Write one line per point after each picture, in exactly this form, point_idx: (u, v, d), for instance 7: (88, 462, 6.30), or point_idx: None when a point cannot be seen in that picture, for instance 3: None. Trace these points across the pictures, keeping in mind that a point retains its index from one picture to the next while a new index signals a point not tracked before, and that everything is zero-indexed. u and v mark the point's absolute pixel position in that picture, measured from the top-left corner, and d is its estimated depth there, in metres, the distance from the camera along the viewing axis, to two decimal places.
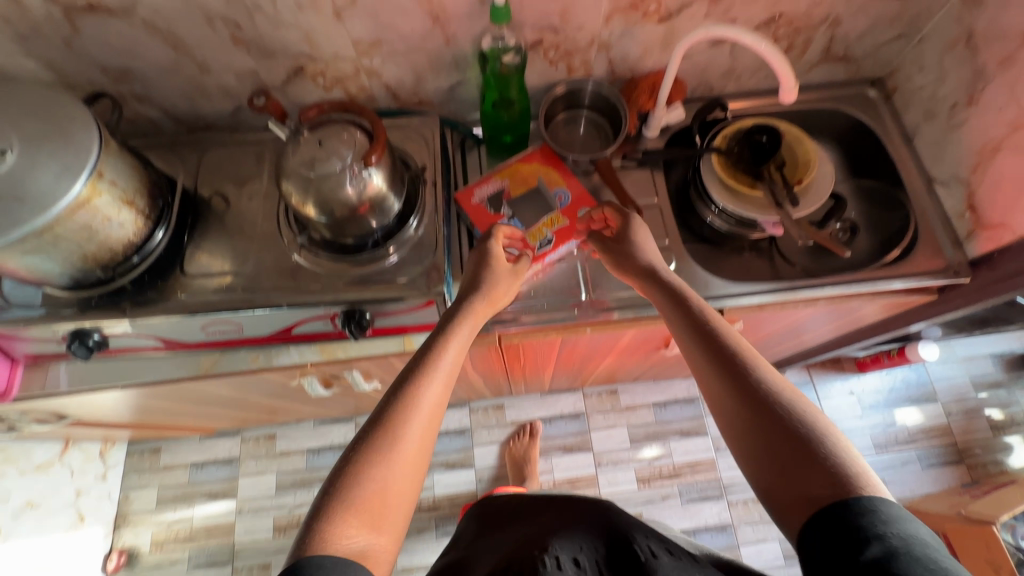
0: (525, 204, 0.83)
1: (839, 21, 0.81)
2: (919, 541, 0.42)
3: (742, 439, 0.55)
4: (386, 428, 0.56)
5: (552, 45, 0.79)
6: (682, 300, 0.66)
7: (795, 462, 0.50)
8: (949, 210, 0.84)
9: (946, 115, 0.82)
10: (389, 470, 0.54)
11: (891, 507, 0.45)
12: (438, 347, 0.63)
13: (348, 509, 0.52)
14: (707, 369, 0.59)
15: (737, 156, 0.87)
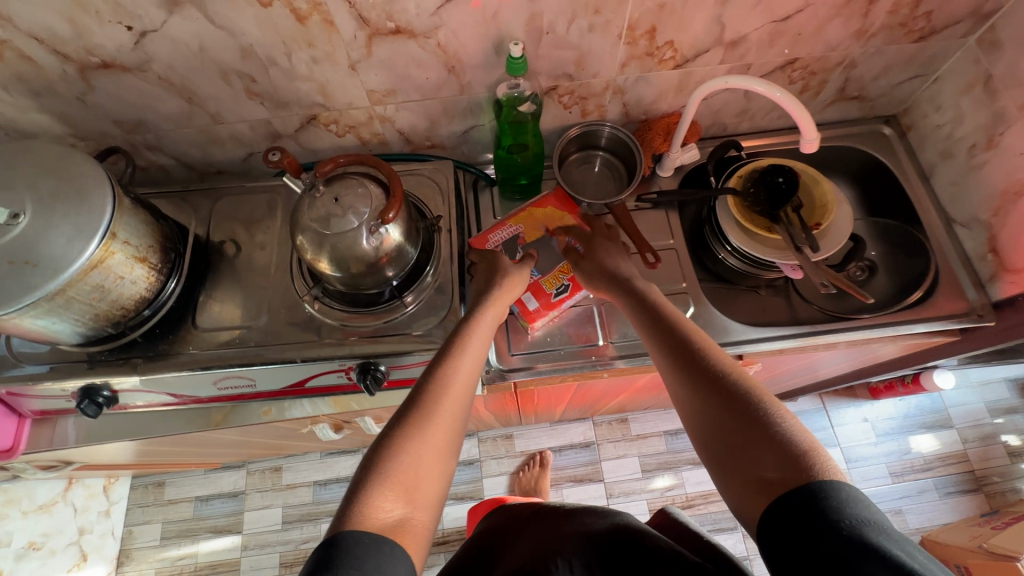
0: (541, 250, 0.82)
1: (854, 64, 0.81)
2: (868, 529, 0.41)
3: (703, 430, 0.54)
4: (421, 406, 0.56)
5: (567, 91, 0.79)
6: (646, 302, 0.66)
7: (750, 450, 0.49)
8: (970, 251, 0.83)
9: (965, 156, 0.81)
10: (424, 444, 0.53)
11: (846, 492, 0.44)
12: (466, 331, 0.63)
13: (385, 482, 0.50)
14: (670, 366, 0.59)
15: (754, 198, 0.85)
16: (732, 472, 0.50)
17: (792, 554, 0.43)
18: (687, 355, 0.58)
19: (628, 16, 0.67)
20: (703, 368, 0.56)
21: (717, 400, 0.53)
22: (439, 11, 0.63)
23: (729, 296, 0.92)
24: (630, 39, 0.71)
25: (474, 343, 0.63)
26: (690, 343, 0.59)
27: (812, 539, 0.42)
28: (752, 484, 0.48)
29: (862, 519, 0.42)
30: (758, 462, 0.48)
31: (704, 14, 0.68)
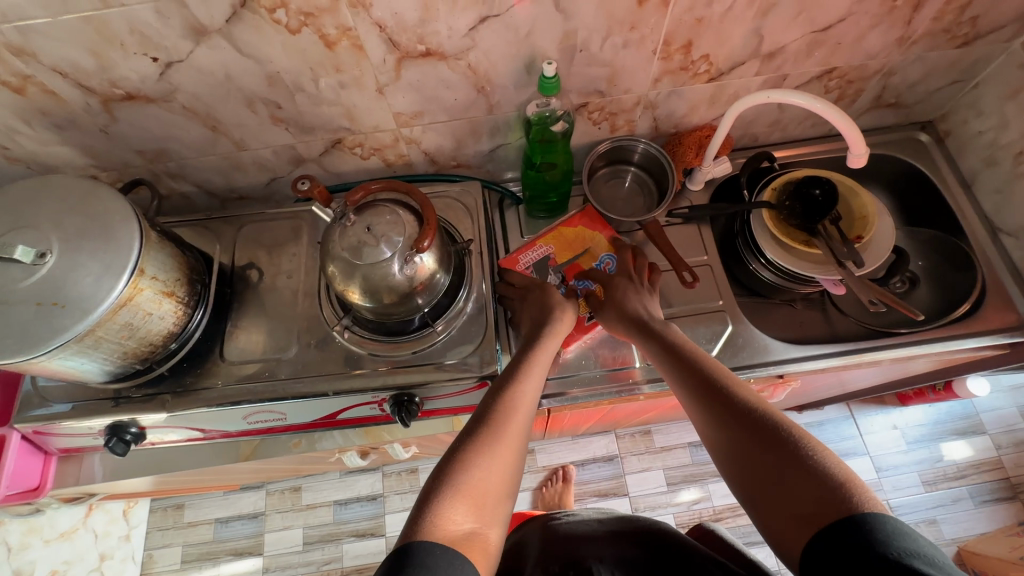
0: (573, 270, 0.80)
1: (893, 71, 0.78)
2: (914, 560, 0.38)
3: (731, 464, 0.51)
4: (487, 423, 0.54)
5: (597, 107, 0.77)
6: (663, 338, 0.64)
7: (784, 483, 0.46)
8: (1018, 261, 0.80)
9: (1010, 164, 0.79)
10: (492, 460, 0.51)
11: (891, 524, 0.41)
12: (529, 355, 0.63)
13: (455, 493, 0.48)
14: (695, 406, 0.57)
15: (789, 210, 0.83)
16: (769, 508, 0.47)
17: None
18: (709, 390, 0.56)
19: (665, 31, 0.65)
20: (728, 402, 0.53)
21: (746, 434, 0.51)
22: (471, 32, 0.61)
23: (763, 310, 0.89)
24: (665, 54, 0.69)
25: (538, 367, 0.62)
26: (714, 376, 0.57)
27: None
28: (794, 520, 0.44)
29: (911, 551, 0.38)
30: (796, 494, 0.45)
31: (742, 27, 0.66)
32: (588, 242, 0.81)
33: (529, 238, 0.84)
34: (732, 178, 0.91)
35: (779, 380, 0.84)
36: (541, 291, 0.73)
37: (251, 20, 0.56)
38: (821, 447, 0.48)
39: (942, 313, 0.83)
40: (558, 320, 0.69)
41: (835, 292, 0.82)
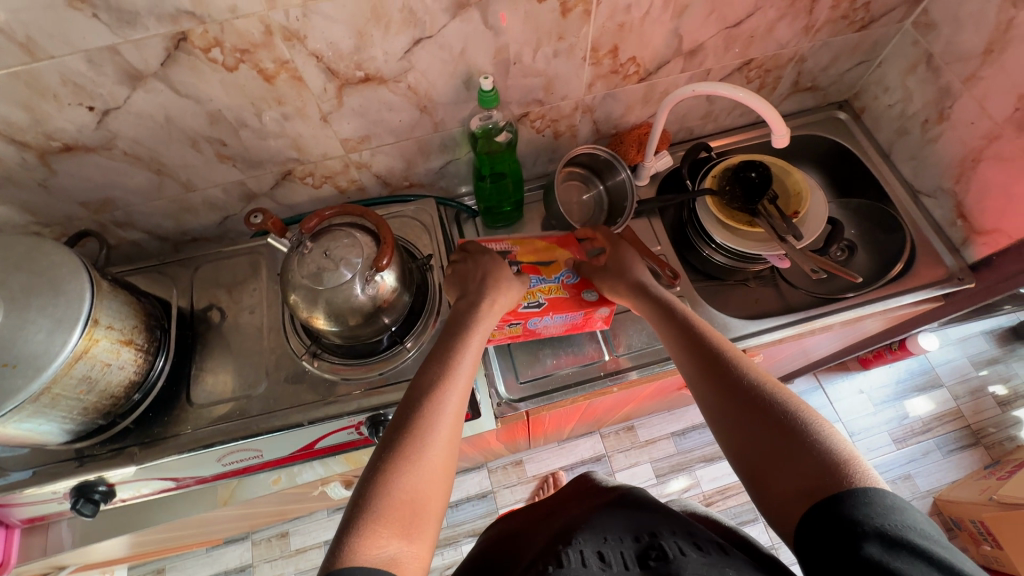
0: (529, 264, 0.75)
1: (805, 58, 0.85)
2: (913, 535, 0.39)
3: (731, 438, 0.53)
4: (413, 433, 0.52)
5: (538, 115, 0.80)
6: (669, 316, 0.66)
7: (783, 453, 0.47)
8: (940, 218, 0.87)
9: (919, 131, 0.86)
10: (416, 472, 0.50)
11: (886, 496, 0.42)
12: (458, 350, 0.61)
13: (378, 517, 0.47)
14: (697, 379, 0.58)
15: (730, 195, 0.88)
16: (766, 480, 0.48)
17: (829, 560, 0.41)
18: (719, 364, 0.57)
19: (591, 38, 0.69)
20: (738, 376, 0.55)
21: (750, 407, 0.52)
22: (407, 54, 0.63)
23: (719, 292, 0.93)
24: (595, 59, 0.73)
25: (465, 366, 0.60)
26: (722, 353, 0.58)
27: (850, 543, 0.40)
28: (791, 491, 0.46)
29: (906, 523, 0.40)
30: (794, 466, 0.46)
31: (662, 28, 0.71)
32: (554, 252, 0.79)
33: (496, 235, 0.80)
34: (674, 170, 0.95)
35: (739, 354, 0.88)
36: (490, 255, 0.70)
37: (187, 61, 0.57)
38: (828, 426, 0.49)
39: (881, 270, 0.88)
40: (505, 299, 0.67)
41: (781, 266, 0.87)
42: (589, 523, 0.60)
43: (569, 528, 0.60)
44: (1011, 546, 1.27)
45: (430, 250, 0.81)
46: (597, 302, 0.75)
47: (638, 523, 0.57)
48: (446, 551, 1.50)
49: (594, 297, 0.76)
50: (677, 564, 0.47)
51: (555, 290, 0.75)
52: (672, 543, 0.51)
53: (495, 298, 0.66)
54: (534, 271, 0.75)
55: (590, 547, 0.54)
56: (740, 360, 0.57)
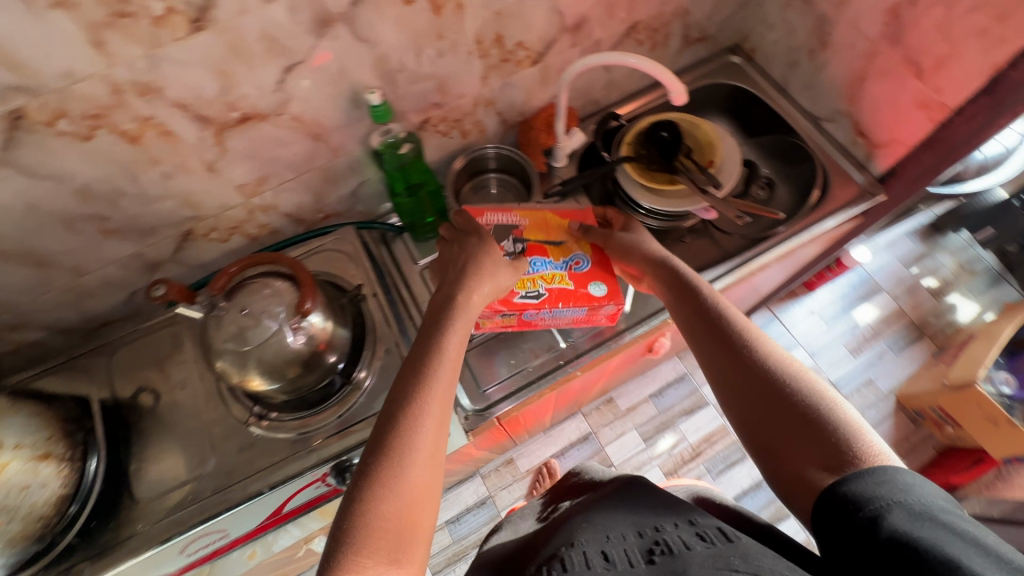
0: (533, 245, 0.73)
1: (687, 11, 0.86)
2: (934, 509, 0.39)
3: (745, 415, 0.53)
4: (388, 453, 0.50)
5: (440, 118, 0.78)
6: (675, 289, 0.65)
7: (803, 433, 0.48)
8: (843, 140, 0.91)
9: (807, 61, 0.89)
10: (394, 492, 0.47)
11: (905, 475, 0.42)
12: (429, 358, 0.57)
13: (360, 547, 0.44)
14: (708, 354, 0.58)
15: (648, 158, 0.90)
16: (784, 456, 0.49)
17: (845, 532, 0.41)
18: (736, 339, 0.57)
19: (471, 31, 0.67)
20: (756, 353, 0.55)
21: (769, 386, 0.52)
22: (282, 85, 0.59)
23: None
24: (482, 52, 0.71)
25: (442, 375, 0.55)
26: (739, 330, 0.58)
27: (873, 518, 0.40)
28: (806, 469, 0.47)
29: (930, 500, 0.40)
30: (813, 445, 0.47)
31: (541, 8, 0.70)
32: (562, 231, 0.75)
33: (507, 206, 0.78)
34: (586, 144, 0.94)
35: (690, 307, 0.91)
36: (474, 239, 0.67)
37: (33, 140, 0.51)
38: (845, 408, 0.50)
39: (801, 195, 0.92)
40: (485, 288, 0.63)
41: (708, 218, 0.89)
42: (591, 522, 0.58)
43: (574, 529, 0.59)
44: (968, 422, 1.38)
45: (359, 279, 0.78)
46: (604, 294, 0.71)
47: (640, 518, 0.56)
48: (458, 568, 1.48)
49: (600, 292, 0.71)
50: (684, 559, 0.46)
51: (560, 279, 0.72)
52: (676, 535, 0.50)
53: (475, 293, 0.63)
54: (542, 253, 0.73)
55: (593, 547, 0.52)
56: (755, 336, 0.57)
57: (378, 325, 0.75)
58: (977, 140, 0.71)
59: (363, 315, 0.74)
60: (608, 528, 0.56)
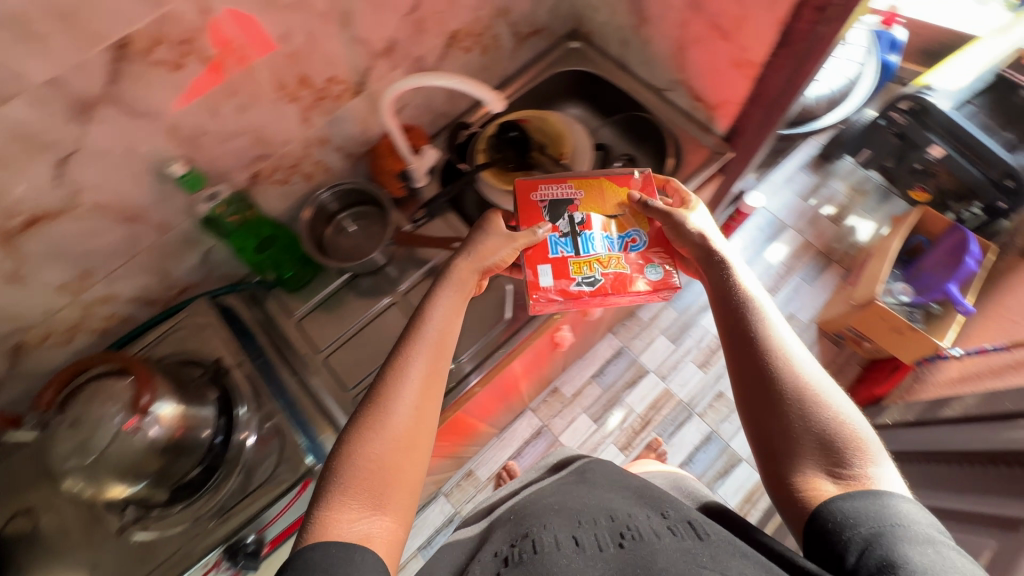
0: (591, 219, 0.76)
1: (506, 10, 0.85)
2: (930, 539, 0.44)
3: (760, 407, 0.57)
4: (374, 404, 0.56)
5: (271, 169, 0.75)
6: (716, 290, 0.67)
7: (824, 442, 0.52)
8: (685, 106, 0.93)
9: (635, 37, 0.90)
10: (377, 440, 0.54)
11: (909, 506, 0.47)
12: (416, 321, 0.63)
13: (347, 490, 0.51)
14: (739, 345, 0.61)
15: (505, 161, 0.90)
16: (792, 450, 0.53)
17: (845, 543, 0.46)
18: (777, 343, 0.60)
19: (268, 80, 0.65)
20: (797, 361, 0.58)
21: (788, 398, 0.56)
22: (63, 179, 0.56)
23: None
24: (290, 96, 0.69)
25: (419, 356, 0.60)
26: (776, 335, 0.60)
27: (872, 538, 0.44)
28: (798, 474, 0.52)
29: (930, 533, 0.44)
30: (820, 455, 0.52)
31: (338, 41, 0.68)
32: (619, 207, 0.77)
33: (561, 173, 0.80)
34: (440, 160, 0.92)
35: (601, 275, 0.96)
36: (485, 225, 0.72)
37: None
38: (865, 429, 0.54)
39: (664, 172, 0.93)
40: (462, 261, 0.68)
41: None
42: (563, 510, 0.63)
43: (548, 511, 0.64)
44: (878, 335, 1.47)
45: (218, 351, 0.74)
46: (661, 279, 0.74)
47: (611, 507, 0.62)
48: None
49: (657, 278, 0.74)
50: (653, 546, 0.52)
51: (614, 261, 0.74)
52: (648, 524, 0.57)
53: (459, 261, 0.69)
54: (600, 230, 0.75)
55: (564, 532, 0.57)
56: (790, 348, 0.60)
57: (250, 390, 0.72)
58: (789, 90, 0.74)
59: (229, 386, 0.71)
60: (583, 515, 0.61)
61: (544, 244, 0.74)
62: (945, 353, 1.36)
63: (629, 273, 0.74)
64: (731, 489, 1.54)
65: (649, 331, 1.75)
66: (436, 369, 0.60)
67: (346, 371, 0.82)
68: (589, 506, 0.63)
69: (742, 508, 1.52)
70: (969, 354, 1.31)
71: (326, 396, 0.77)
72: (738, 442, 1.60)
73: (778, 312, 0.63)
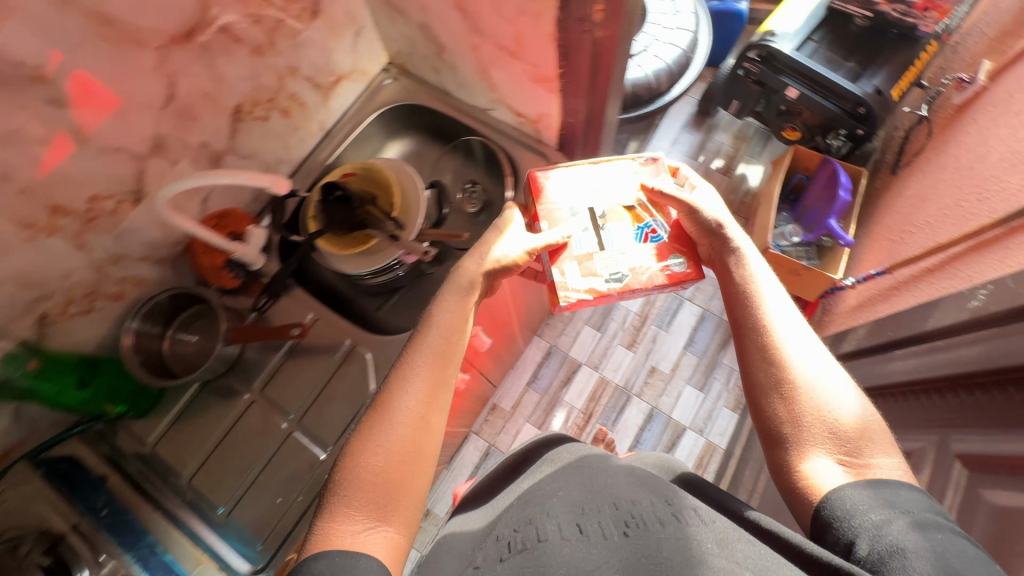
0: (610, 214, 0.81)
1: (295, 68, 0.80)
2: (927, 521, 0.51)
3: (767, 386, 0.67)
4: (378, 418, 0.62)
5: (61, 304, 0.68)
6: (730, 290, 0.74)
7: (830, 430, 0.62)
8: (512, 122, 0.90)
9: (441, 64, 0.86)
10: (374, 452, 0.60)
11: (907, 495, 0.55)
12: (419, 341, 0.68)
13: (353, 502, 0.56)
14: (749, 323, 0.70)
15: (338, 223, 0.85)
16: (798, 430, 0.63)
17: (858, 533, 0.53)
18: (788, 337, 0.68)
19: (8, 221, 0.58)
20: (809, 355, 0.67)
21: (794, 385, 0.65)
22: None
23: (405, 303, 0.93)
24: (48, 228, 0.61)
25: (419, 369, 0.66)
26: (785, 322, 0.70)
27: (879, 527, 0.52)
28: (798, 458, 0.62)
29: (927, 518, 0.52)
30: (830, 442, 0.62)
31: (85, 157, 0.61)
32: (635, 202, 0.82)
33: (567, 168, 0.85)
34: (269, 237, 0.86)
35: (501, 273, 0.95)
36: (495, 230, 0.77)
37: None
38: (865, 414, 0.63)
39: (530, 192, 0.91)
40: (476, 267, 0.73)
41: (414, 257, 0.83)
42: (564, 494, 0.66)
43: (554, 496, 0.66)
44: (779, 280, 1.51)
45: (51, 517, 0.71)
46: (684, 270, 0.79)
47: (609, 491, 0.64)
48: None
49: (678, 269, 0.79)
50: (658, 536, 0.54)
51: (635, 254, 0.79)
52: (652, 511, 0.59)
53: (466, 265, 0.74)
54: (620, 223, 0.80)
55: (568, 520, 0.60)
56: (794, 338, 0.69)
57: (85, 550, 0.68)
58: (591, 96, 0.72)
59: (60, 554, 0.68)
60: (591, 502, 0.63)
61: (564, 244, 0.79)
62: (842, 283, 1.41)
63: (651, 267, 0.79)
64: (683, 459, 1.57)
65: (573, 325, 1.74)
66: (443, 379, 0.66)
67: (211, 487, 0.76)
68: (597, 484, 0.67)
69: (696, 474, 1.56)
70: (861, 281, 1.36)
71: (189, 521, 0.73)
72: (679, 412, 1.62)
73: (786, 305, 0.72)
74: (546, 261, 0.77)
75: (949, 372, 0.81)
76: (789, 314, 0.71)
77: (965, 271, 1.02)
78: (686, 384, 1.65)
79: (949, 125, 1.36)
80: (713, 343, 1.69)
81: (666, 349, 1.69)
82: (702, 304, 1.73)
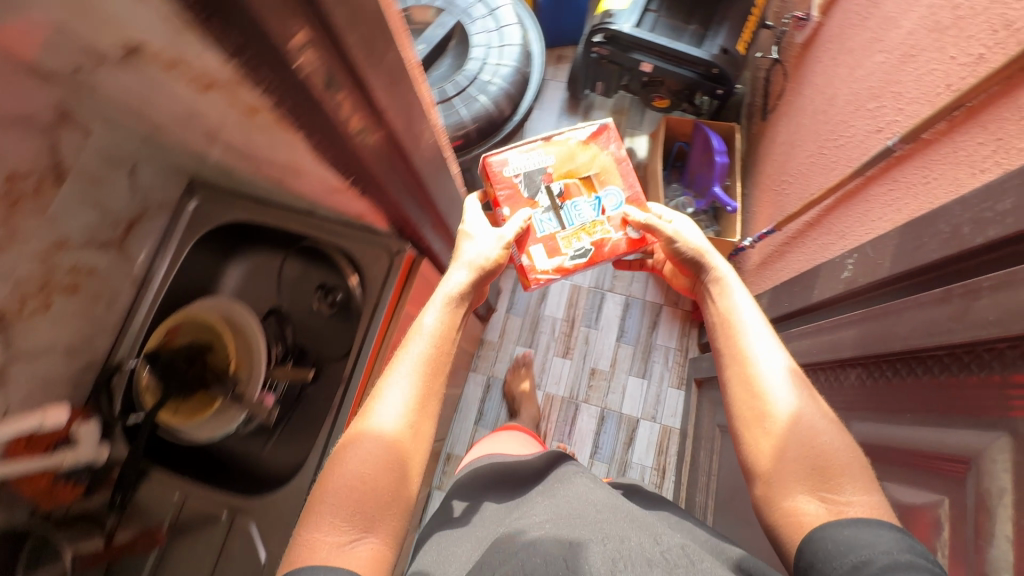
0: (569, 196, 0.94)
1: (63, 240, 0.69)
2: (904, 562, 0.51)
3: (753, 413, 0.71)
4: (364, 423, 0.65)
5: None
6: (714, 324, 0.81)
7: (821, 470, 0.63)
8: (338, 218, 0.81)
9: (240, 179, 0.77)
10: (360, 453, 0.62)
11: (886, 535, 0.55)
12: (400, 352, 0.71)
13: (337, 511, 0.59)
14: (731, 348, 0.77)
15: (175, 390, 0.75)
16: (781, 454, 0.66)
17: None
18: (770, 359, 0.73)
19: None
20: (793, 380, 0.71)
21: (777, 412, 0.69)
22: None
23: (285, 440, 0.84)
24: None
25: (402, 379, 0.68)
26: (770, 346, 0.75)
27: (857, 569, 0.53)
28: (788, 499, 0.64)
29: (907, 559, 0.52)
30: (811, 481, 0.63)
31: None
32: (596, 178, 0.94)
33: (528, 152, 0.94)
34: (109, 424, 0.77)
35: (388, 351, 0.85)
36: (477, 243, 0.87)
37: None
38: (853, 455, 0.64)
39: (386, 283, 0.82)
40: (462, 278, 0.79)
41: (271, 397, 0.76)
42: (553, 526, 0.64)
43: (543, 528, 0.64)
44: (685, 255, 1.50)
45: None
46: (636, 242, 0.95)
47: (595, 524, 0.65)
48: None
49: (633, 238, 0.95)
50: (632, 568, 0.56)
51: (597, 227, 0.94)
52: (643, 551, 0.60)
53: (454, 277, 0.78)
54: (576, 197, 0.94)
55: (554, 552, 0.58)
56: (774, 360, 0.73)
57: None
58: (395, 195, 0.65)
59: None
60: (571, 524, 0.65)
61: (533, 226, 0.92)
62: (742, 245, 1.41)
63: (612, 235, 0.94)
64: (643, 451, 1.57)
65: (505, 348, 1.70)
66: (434, 389, 0.70)
67: None
68: (592, 512, 0.68)
69: (659, 462, 1.57)
70: (758, 240, 1.37)
71: None
72: (628, 405, 1.62)
73: (768, 338, 0.76)
74: (515, 250, 0.93)
75: (832, 357, 0.80)
76: (773, 346, 0.75)
77: (837, 226, 1.02)
78: (628, 377, 1.65)
79: (799, 65, 1.36)
80: (643, 328, 1.69)
81: (600, 347, 1.67)
82: (623, 291, 1.72)
